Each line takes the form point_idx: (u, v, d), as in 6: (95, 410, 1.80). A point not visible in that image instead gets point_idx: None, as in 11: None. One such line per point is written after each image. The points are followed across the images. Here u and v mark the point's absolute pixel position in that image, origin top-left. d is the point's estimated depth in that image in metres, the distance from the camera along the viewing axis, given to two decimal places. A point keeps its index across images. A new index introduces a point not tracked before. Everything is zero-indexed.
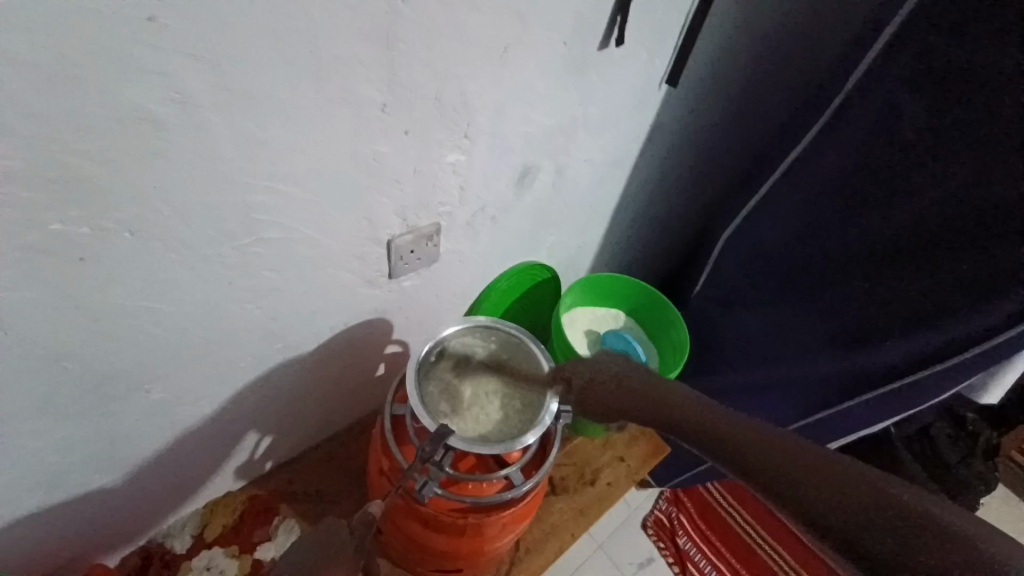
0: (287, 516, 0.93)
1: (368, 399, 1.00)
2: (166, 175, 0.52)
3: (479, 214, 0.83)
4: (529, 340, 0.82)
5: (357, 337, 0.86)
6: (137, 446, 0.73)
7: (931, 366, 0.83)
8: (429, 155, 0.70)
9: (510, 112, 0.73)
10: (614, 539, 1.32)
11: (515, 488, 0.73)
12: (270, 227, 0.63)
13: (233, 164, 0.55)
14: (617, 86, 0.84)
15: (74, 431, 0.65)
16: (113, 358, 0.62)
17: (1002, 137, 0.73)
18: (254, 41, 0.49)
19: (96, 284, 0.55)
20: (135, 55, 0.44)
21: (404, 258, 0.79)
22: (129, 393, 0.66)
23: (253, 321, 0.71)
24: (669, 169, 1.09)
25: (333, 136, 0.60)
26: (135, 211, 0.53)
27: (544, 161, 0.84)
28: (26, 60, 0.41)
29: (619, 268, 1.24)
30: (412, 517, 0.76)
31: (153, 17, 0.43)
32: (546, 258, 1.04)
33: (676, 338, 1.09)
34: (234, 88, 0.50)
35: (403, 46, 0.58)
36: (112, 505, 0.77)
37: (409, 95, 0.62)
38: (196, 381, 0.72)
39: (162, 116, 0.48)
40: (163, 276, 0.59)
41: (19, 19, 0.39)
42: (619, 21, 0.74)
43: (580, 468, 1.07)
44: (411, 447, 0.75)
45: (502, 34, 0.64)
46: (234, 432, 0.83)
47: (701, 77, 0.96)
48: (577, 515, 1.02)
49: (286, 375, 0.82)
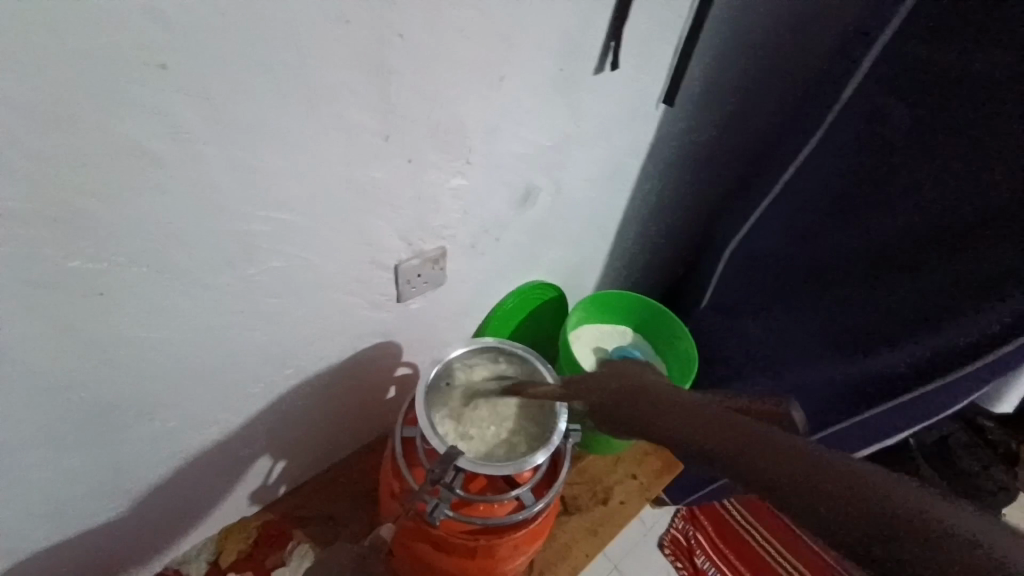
0: (299, 542, 0.92)
1: (379, 421, 1.01)
2: (169, 208, 0.54)
3: (481, 234, 0.85)
4: (534, 358, 0.83)
5: (364, 359, 0.87)
6: (148, 473, 0.74)
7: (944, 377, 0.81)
8: (429, 178, 0.72)
9: (505, 133, 0.75)
10: (631, 560, 1.30)
11: (526, 509, 0.73)
12: (275, 255, 0.65)
13: (233, 195, 0.57)
14: (612, 104, 0.86)
15: (85, 459, 0.67)
16: (122, 386, 0.63)
17: (1002, 140, 0.73)
18: (258, 77, 0.52)
19: (107, 315, 0.57)
20: (137, 97, 0.47)
21: (409, 282, 0.81)
22: (140, 420, 0.68)
23: (263, 346, 0.72)
24: (669, 184, 1.10)
25: (330, 162, 0.62)
26: (147, 246, 0.55)
27: (542, 179, 0.86)
28: (23, 105, 0.43)
29: (625, 283, 1.25)
30: (422, 540, 0.76)
31: (162, 64, 0.47)
32: (549, 276, 1.05)
33: (683, 349, 1.08)
34: (234, 122, 0.53)
35: (395, 74, 0.60)
36: (125, 532, 0.79)
37: (406, 123, 0.64)
38: (206, 405, 0.73)
39: (160, 151, 0.51)
40: (169, 303, 0.60)
41: (17, 66, 0.41)
42: (613, 46, 0.77)
43: (592, 486, 1.06)
44: (420, 469, 0.75)
45: (495, 61, 0.66)
46: (244, 457, 0.84)
47: (695, 91, 0.98)
48: (590, 534, 1.01)
49: (297, 397, 0.83)
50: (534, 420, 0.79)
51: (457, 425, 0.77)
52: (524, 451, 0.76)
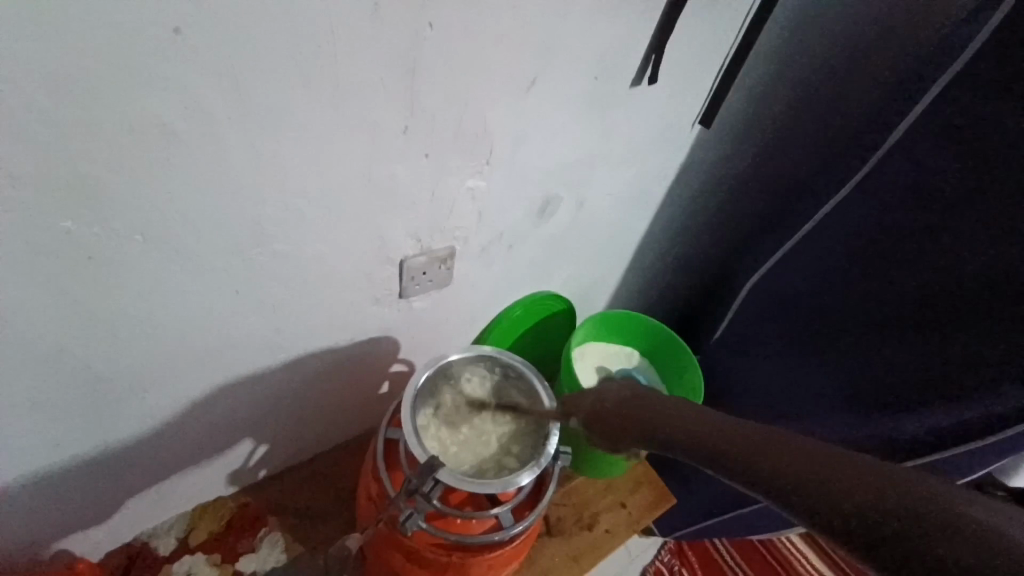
0: (272, 530, 0.90)
1: (369, 416, 0.98)
2: (175, 183, 0.52)
3: (495, 240, 0.82)
4: (531, 375, 0.79)
5: (361, 353, 0.85)
6: (128, 446, 0.72)
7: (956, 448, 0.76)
8: (448, 178, 0.69)
9: (535, 139, 0.72)
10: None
11: (503, 530, 0.70)
12: (278, 239, 0.62)
13: (247, 174, 0.55)
14: (648, 121, 0.82)
15: (67, 428, 0.65)
16: (110, 359, 0.61)
17: None
18: (282, 57, 0.49)
19: (103, 285, 0.55)
20: (153, 66, 0.45)
21: (414, 280, 0.78)
22: (128, 393, 0.66)
23: (257, 330, 0.70)
24: (696, 209, 1.06)
25: (350, 150, 0.59)
26: (146, 216, 0.53)
27: (565, 190, 0.82)
28: (31, 63, 0.41)
29: (637, 305, 1.21)
30: (394, 548, 0.73)
31: (176, 31, 0.44)
32: (560, 289, 1.02)
33: (690, 381, 1.04)
34: (252, 101, 0.51)
35: (425, 68, 0.57)
36: (100, 504, 0.77)
37: (431, 119, 0.62)
38: (194, 384, 0.71)
39: (174, 125, 0.48)
40: (166, 279, 0.58)
41: (26, 20, 0.39)
42: (653, 59, 0.73)
43: (578, 511, 1.03)
44: (400, 473, 0.72)
45: (530, 65, 0.64)
46: (228, 439, 0.82)
47: (734, 118, 0.93)
48: (570, 560, 0.97)
49: (288, 385, 0.81)
50: (521, 442, 0.77)
51: (442, 444, 0.75)
52: (511, 472, 0.73)
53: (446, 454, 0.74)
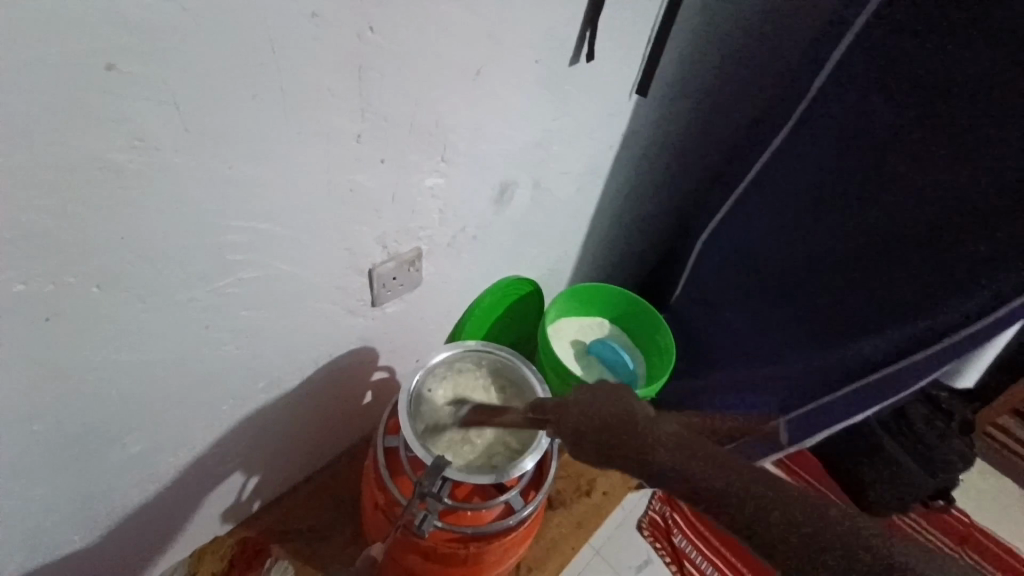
0: (279, 557, 0.89)
1: (357, 427, 0.97)
2: (130, 225, 0.50)
3: (459, 234, 0.82)
4: (519, 360, 0.81)
5: (342, 366, 0.84)
6: (116, 501, 0.69)
7: (909, 357, 0.80)
8: (407, 180, 0.68)
9: (487, 130, 0.73)
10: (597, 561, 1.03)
11: (515, 514, 0.72)
12: (243, 266, 0.60)
13: (202, 207, 0.53)
14: (591, 96, 0.84)
15: (49, 492, 0.62)
16: (84, 416, 0.59)
17: (975, 122, 0.71)
18: (224, 80, 0.47)
19: (66, 341, 0.52)
20: (92, 105, 0.43)
21: (386, 285, 0.78)
22: (106, 448, 0.63)
23: (235, 362, 0.68)
24: (645, 174, 1.09)
25: (306, 167, 0.58)
26: (104, 265, 0.50)
27: (521, 175, 0.84)
28: None
29: (601, 275, 1.24)
30: (411, 551, 0.74)
31: (110, 65, 0.42)
32: (527, 271, 1.03)
33: (661, 342, 1.09)
34: (200, 130, 0.49)
35: (372, 73, 0.56)
36: (94, 562, 0.74)
37: (383, 123, 0.61)
38: (177, 427, 0.68)
39: (122, 162, 0.46)
40: (132, 325, 0.56)
41: None
42: (588, 35, 0.75)
43: (576, 480, 1.08)
44: (405, 479, 0.73)
45: (474, 56, 0.64)
46: (219, 477, 0.80)
47: (668, 83, 0.97)
48: (575, 527, 1.03)
49: (273, 410, 0.79)
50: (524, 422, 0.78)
51: (450, 411, 0.77)
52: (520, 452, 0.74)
53: (451, 451, 0.74)
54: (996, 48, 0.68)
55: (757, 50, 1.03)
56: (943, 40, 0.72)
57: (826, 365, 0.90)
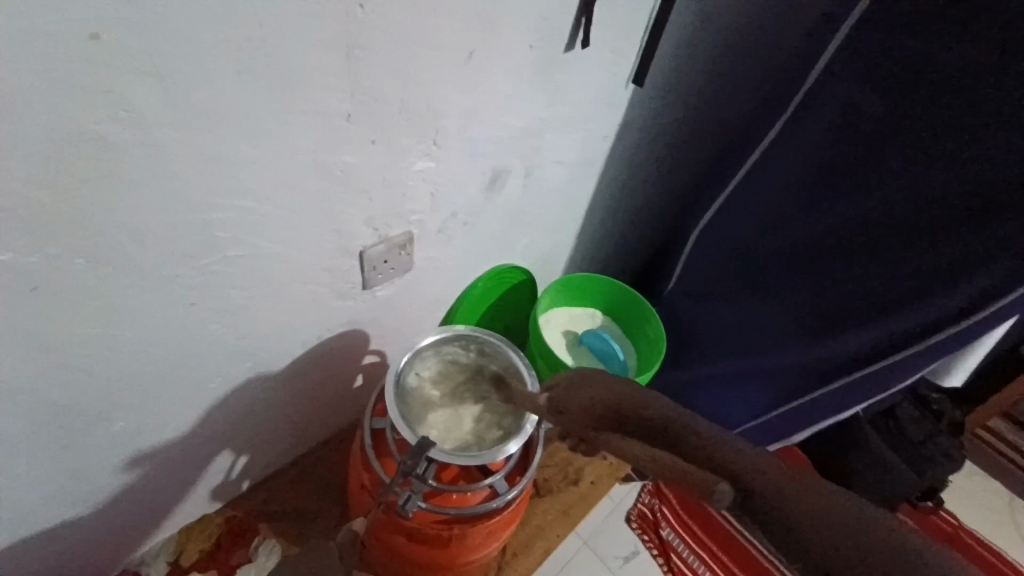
0: (266, 537, 0.91)
1: (345, 410, 0.98)
2: (120, 197, 0.50)
3: (451, 220, 0.82)
4: (506, 347, 0.82)
5: (331, 350, 0.84)
6: (103, 476, 0.70)
7: (892, 355, 0.83)
8: (397, 162, 0.68)
9: (479, 114, 0.72)
10: (586, 553, 1.04)
11: (499, 497, 0.73)
12: (232, 244, 0.61)
13: (190, 183, 0.53)
14: (586, 83, 0.84)
15: (36, 465, 0.63)
16: (71, 390, 0.59)
17: (975, 116, 0.71)
18: (209, 54, 0.47)
19: (51, 315, 0.53)
20: (81, 76, 0.43)
21: (375, 268, 0.78)
22: (92, 423, 0.64)
23: (222, 341, 0.69)
24: (639, 166, 1.09)
25: (294, 145, 0.58)
26: (86, 237, 0.50)
27: (514, 162, 0.84)
28: None
29: (594, 267, 1.24)
30: (396, 531, 0.75)
31: (96, 34, 0.42)
32: (519, 260, 1.03)
33: (652, 333, 1.09)
34: (187, 103, 0.49)
35: (362, 53, 0.56)
36: (80, 538, 0.75)
37: (374, 104, 0.61)
38: (165, 404, 0.69)
39: (109, 134, 0.46)
40: (120, 300, 0.56)
41: None
42: (584, 22, 0.74)
43: (563, 468, 1.09)
44: (391, 460, 0.74)
45: (468, 40, 0.64)
46: (206, 456, 0.80)
47: (665, 72, 0.96)
48: (562, 515, 1.05)
49: (261, 392, 0.80)
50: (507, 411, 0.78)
51: (432, 391, 0.79)
52: (498, 439, 0.75)
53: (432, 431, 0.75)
54: (993, 44, 0.68)
55: (753, 42, 1.03)
56: (936, 35, 0.72)
57: (811, 360, 0.91)
